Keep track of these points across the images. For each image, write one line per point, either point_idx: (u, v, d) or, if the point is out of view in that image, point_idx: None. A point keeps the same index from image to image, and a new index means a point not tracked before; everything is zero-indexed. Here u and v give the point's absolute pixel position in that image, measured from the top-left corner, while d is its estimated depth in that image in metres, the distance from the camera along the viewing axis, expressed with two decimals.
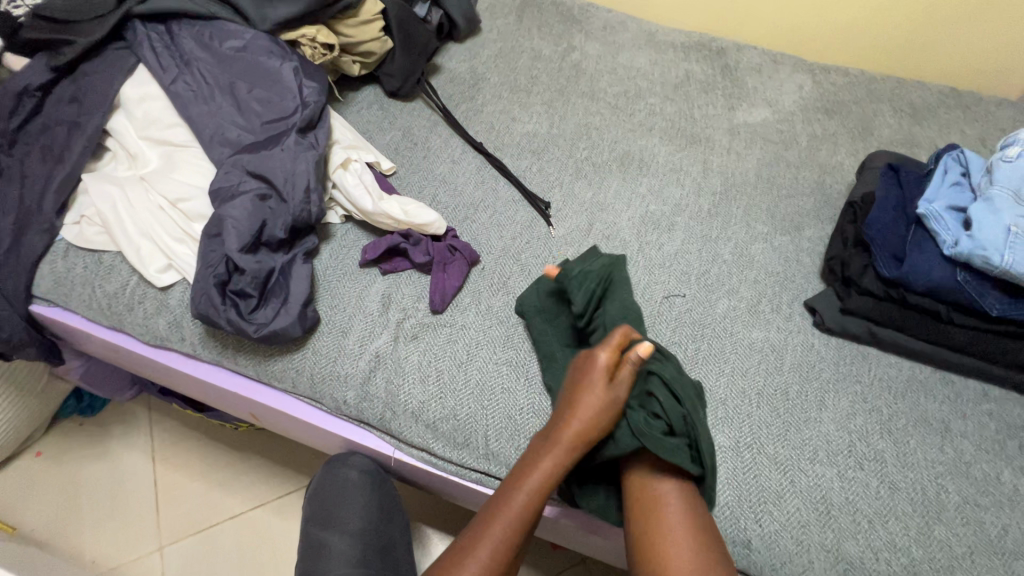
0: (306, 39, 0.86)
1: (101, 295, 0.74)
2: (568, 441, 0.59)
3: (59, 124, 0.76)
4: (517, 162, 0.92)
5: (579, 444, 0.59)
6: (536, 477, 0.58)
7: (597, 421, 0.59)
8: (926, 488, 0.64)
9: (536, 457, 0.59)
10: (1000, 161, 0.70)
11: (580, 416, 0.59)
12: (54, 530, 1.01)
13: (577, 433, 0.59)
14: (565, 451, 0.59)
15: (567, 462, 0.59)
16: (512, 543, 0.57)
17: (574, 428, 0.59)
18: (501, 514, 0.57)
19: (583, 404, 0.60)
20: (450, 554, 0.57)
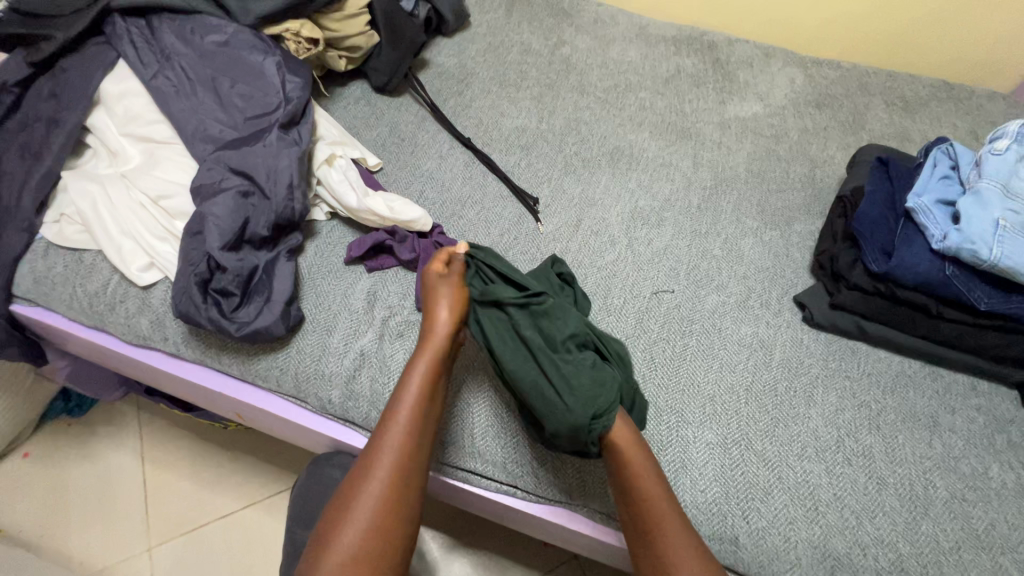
0: (290, 33, 0.85)
1: (82, 294, 0.73)
2: (427, 351, 0.62)
3: (37, 120, 0.75)
4: (506, 158, 0.91)
5: (438, 350, 0.63)
6: (413, 392, 0.60)
7: (450, 326, 0.64)
8: (914, 483, 0.64)
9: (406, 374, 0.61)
10: (989, 154, 0.70)
11: (434, 328, 0.63)
12: (42, 532, 1.00)
13: (434, 341, 0.63)
14: (430, 363, 0.62)
15: (436, 371, 0.62)
16: (406, 458, 0.57)
17: (431, 340, 0.63)
18: (388, 438, 0.57)
19: (434, 319, 0.64)
20: (347, 493, 0.56)
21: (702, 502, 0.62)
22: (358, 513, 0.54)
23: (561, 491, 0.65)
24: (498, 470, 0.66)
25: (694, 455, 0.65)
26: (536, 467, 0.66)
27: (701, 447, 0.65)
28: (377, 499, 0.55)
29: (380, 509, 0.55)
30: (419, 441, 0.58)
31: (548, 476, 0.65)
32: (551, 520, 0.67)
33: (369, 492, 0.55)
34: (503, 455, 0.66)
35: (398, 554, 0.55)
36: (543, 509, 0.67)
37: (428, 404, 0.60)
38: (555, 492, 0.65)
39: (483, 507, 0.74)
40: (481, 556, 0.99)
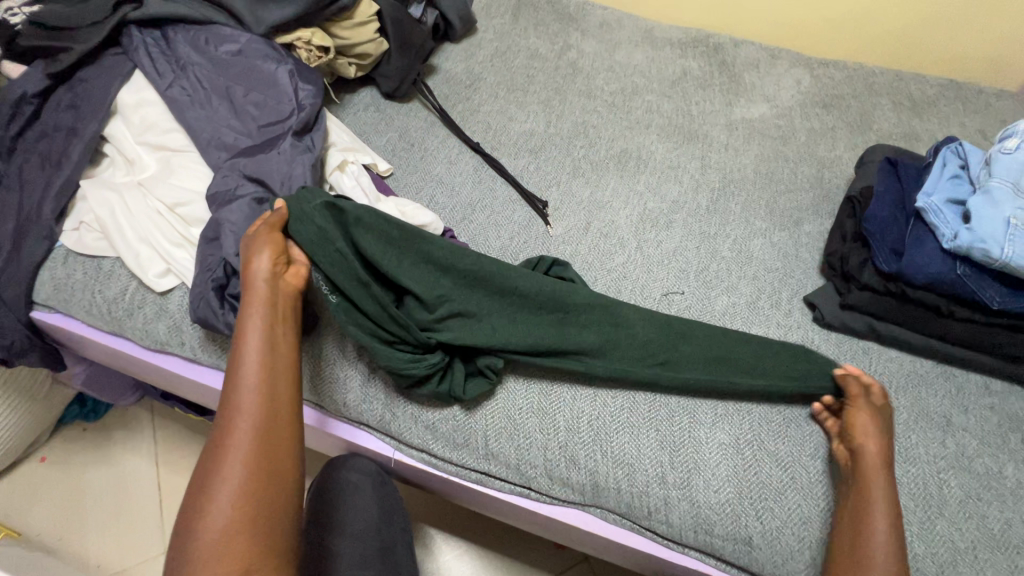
0: (301, 42, 0.86)
1: (101, 300, 0.75)
2: (255, 308, 0.60)
3: (57, 130, 0.77)
4: (515, 162, 0.92)
5: (271, 305, 0.61)
6: (251, 353, 0.58)
7: (269, 277, 0.61)
8: (928, 483, 0.64)
9: (242, 337, 0.59)
10: (999, 153, 0.70)
11: (254, 286, 0.61)
12: (59, 535, 1.02)
13: (258, 296, 0.60)
14: (259, 319, 0.60)
15: (268, 325, 0.60)
16: (258, 418, 0.55)
17: (254, 298, 0.60)
18: (232, 409, 0.55)
19: (252, 275, 0.61)
20: (205, 473, 0.53)
21: (716, 502, 0.63)
22: (221, 488, 0.52)
23: (578, 491, 0.66)
24: (512, 472, 0.67)
25: (704, 454, 0.65)
26: (551, 467, 0.66)
27: (714, 446, 0.66)
28: (239, 466, 0.53)
29: (244, 475, 0.53)
30: (271, 399, 0.57)
31: (561, 477, 0.66)
32: (565, 520, 0.67)
33: (228, 463, 0.53)
34: (516, 457, 0.67)
35: (279, 507, 0.53)
36: (563, 509, 0.68)
37: (270, 358, 0.59)
38: (570, 492, 0.66)
39: (497, 509, 0.75)
40: (492, 558, 0.99)
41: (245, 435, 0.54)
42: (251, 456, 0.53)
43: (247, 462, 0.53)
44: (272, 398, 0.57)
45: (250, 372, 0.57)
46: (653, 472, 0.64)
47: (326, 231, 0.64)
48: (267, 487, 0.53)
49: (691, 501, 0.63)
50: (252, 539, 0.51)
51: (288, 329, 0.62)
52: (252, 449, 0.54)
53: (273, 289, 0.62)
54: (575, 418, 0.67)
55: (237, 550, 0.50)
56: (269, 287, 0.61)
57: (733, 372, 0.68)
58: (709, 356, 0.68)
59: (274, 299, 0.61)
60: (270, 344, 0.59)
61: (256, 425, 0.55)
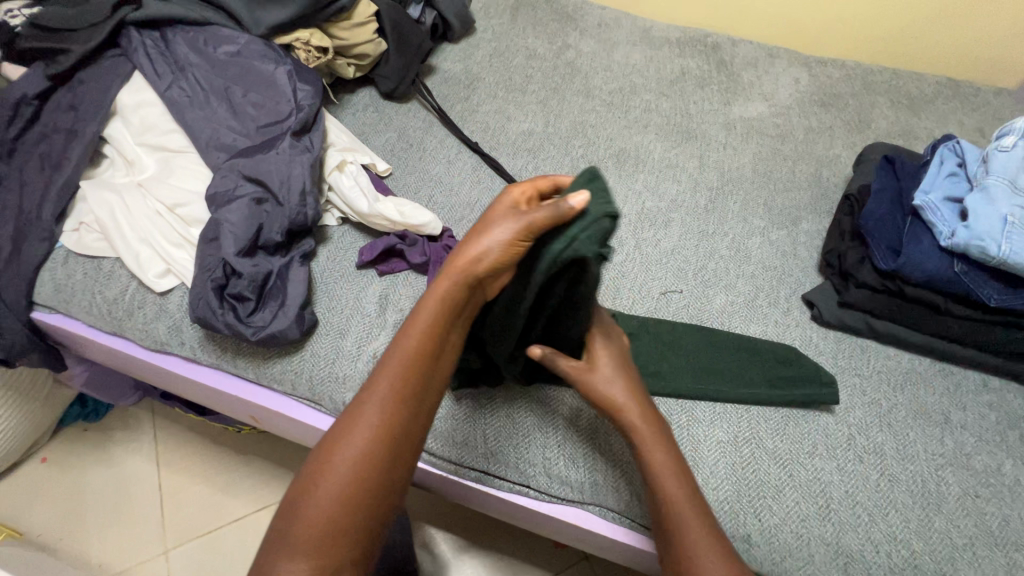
0: (300, 42, 0.86)
1: (101, 301, 0.75)
2: (425, 314, 0.56)
3: (57, 132, 0.77)
4: (513, 161, 0.92)
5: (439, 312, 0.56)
6: (404, 356, 0.55)
7: (460, 288, 0.56)
8: (926, 480, 0.64)
9: (405, 336, 0.56)
10: (996, 150, 0.70)
11: (439, 285, 0.56)
12: (60, 536, 1.02)
13: (428, 308, 0.56)
14: (425, 326, 0.55)
15: (443, 316, 0.56)
16: (386, 427, 0.53)
17: (430, 300, 0.56)
18: (367, 402, 0.54)
19: (445, 279, 0.56)
20: (323, 453, 0.53)
21: (714, 499, 0.63)
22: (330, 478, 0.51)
23: (575, 489, 0.66)
24: (511, 471, 0.67)
25: (703, 453, 0.65)
26: (549, 465, 0.66)
27: (711, 445, 0.66)
28: (371, 439, 0.52)
29: (353, 477, 0.51)
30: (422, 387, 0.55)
31: (559, 475, 0.66)
32: (564, 519, 0.68)
33: (341, 455, 0.52)
34: (514, 455, 0.67)
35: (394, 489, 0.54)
36: (561, 508, 0.68)
37: (417, 368, 0.55)
38: (568, 491, 0.66)
39: (497, 509, 0.75)
40: (493, 557, 0.99)
41: (366, 436, 0.52)
42: (363, 461, 0.52)
43: (364, 466, 0.52)
44: (404, 410, 0.54)
45: (390, 373, 0.54)
46: None
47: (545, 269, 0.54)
48: (366, 499, 0.51)
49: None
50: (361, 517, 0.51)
51: (448, 345, 0.57)
52: (366, 455, 0.52)
53: (452, 308, 0.56)
54: (575, 417, 0.68)
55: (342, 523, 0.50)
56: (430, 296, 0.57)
57: (722, 384, 0.69)
58: (701, 368, 0.71)
59: (449, 309, 0.56)
60: (427, 356, 0.55)
61: (378, 432, 0.53)
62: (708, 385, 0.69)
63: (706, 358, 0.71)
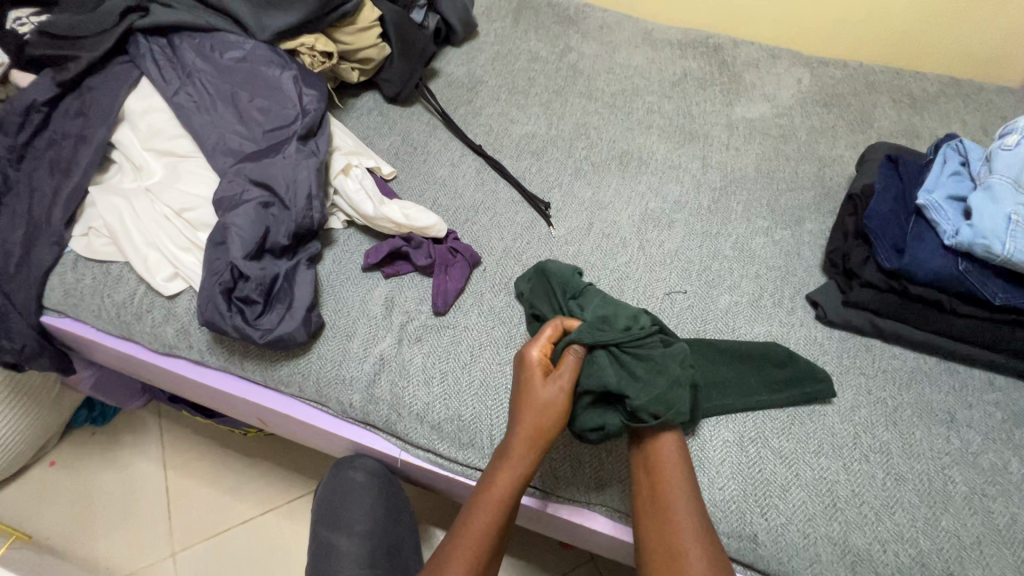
0: (305, 48, 0.87)
1: (110, 304, 0.76)
2: (529, 433, 0.60)
3: (66, 138, 0.78)
4: (517, 164, 0.93)
5: (541, 428, 0.60)
6: (500, 487, 0.60)
7: (559, 406, 0.61)
8: (933, 479, 0.64)
9: (494, 473, 0.60)
10: (999, 149, 0.70)
11: (532, 395, 0.62)
12: (69, 539, 1.02)
13: (540, 427, 0.60)
14: (524, 456, 0.60)
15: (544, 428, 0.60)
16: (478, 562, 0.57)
17: (526, 425, 0.60)
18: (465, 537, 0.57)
19: (542, 398, 0.61)
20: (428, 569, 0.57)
21: (719, 499, 0.63)
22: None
23: (582, 490, 0.66)
24: None
25: (709, 454, 0.65)
26: (557, 466, 0.66)
27: (717, 445, 0.66)
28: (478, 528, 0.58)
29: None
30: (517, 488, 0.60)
31: (566, 473, 0.66)
32: (570, 519, 0.68)
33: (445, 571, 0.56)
34: None
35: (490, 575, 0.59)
36: (570, 509, 0.68)
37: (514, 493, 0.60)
38: (577, 492, 0.66)
39: None
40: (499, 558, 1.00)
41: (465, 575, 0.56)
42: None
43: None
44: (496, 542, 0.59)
45: (476, 517, 0.59)
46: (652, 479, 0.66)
47: (665, 395, 0.61)
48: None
49: None
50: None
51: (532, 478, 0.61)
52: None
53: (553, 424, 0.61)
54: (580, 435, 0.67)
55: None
56: (529, 368, 0.63)
57: (726, 397, 0.68)
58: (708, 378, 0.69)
59: (552, 425, 0.61)
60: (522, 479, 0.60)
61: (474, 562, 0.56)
62: (714, 400, 0.68)
63: (708, 370, 0.70)
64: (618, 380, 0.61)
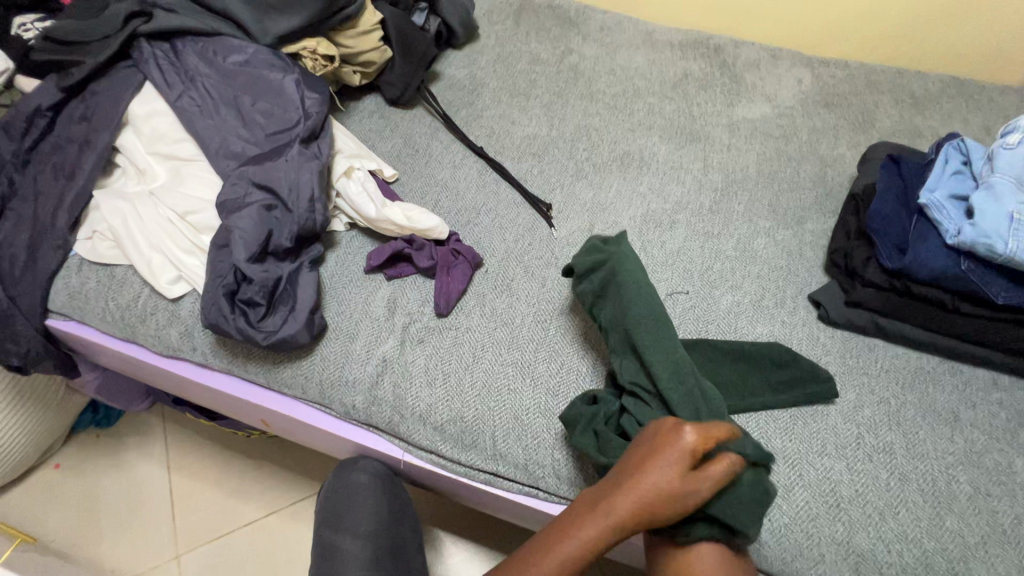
0: (307, 51, 0.87)
1: (115, 307, 0.76)
2: (633, 515, 0.52)
3: (70, 142, 0.79)
4: (518, 165, 0.93)
5: (653, 514, 0.51)
6: (576, 546, 0.53)
7: (682, 507, 0.52)
8: (936, 479, 0.64)
9: (576, 531, 0.53)
10: (1001, 148, 0.70)
11: (660, 483, 0.51)
12: (74, 541, 1.03)
13: (649, 518, 0.51)
14: (616, 531, 0.52)
15: (654, 514, 0.51)
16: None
17: (635, 509, 0.52)
18: None
19: (670, 490, 0.51)
20: None
21: None
22: None
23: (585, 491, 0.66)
24: (520, 473, 0.67)
25: None
26: (558, 466, 0.66)
27: None
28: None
29: None
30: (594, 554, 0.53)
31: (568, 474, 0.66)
32: None
33: None
34: (524, 457, 0.67)
35: None
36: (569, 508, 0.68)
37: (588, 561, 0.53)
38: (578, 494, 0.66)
39: (506, 510, 0.75)
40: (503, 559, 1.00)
41: None
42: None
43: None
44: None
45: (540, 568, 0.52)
46: None
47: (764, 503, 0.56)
48: None
49: None
50: None
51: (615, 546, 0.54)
52: None
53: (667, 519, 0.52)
54: None
55: None
56: (677, 457, 0.52)
57: (728, 397, 0.68)
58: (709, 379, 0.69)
59: (663, 520, 0.52)
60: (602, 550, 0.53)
61: None
62: None
63: (709, 371, 0.70)
64: (730, 501, 0.54)
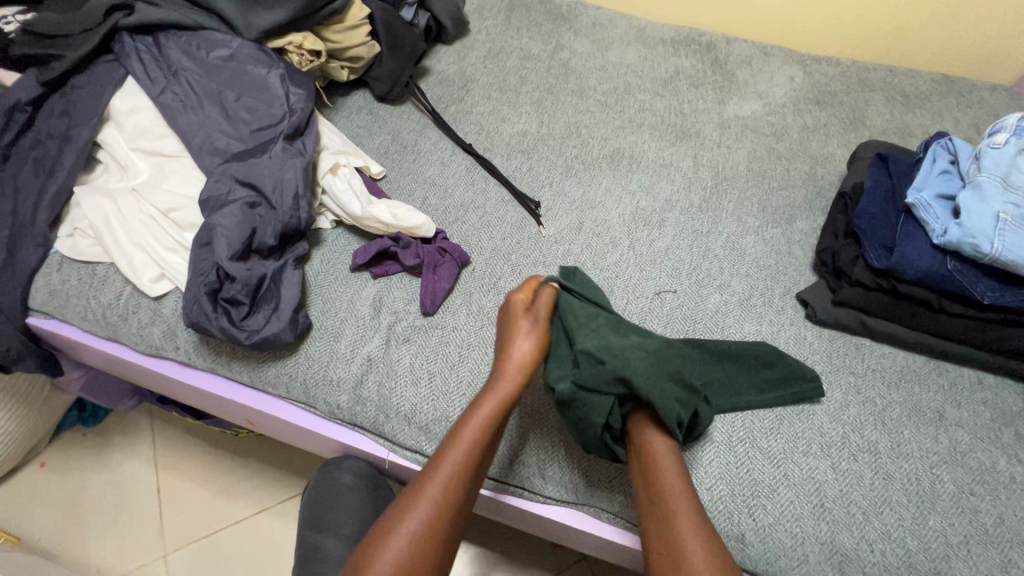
0: (293, 46, 0.86)
1: (96, 305, 0.75)
2: (516, 365, 0.64)
3: (51, 138, 0.77)
4: (507, 163, 0.92)
5: (524, 356, 0.65)
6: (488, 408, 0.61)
7: (533, 352, 0.65)
8: (921, 478, 0.64)
9: (482, 400, 0.62)
10: (989, 147, 0.70)
11: (520, 326, 0.67)
12: (60, 540, 1.02)
13: (514, 368, 0.64)
14: (509, 375, 0.63)
15: (526, 350, 0.65)
16: (460, 488, 0.57)
17: (513, 356, 0.65)
18: (450, 460, 0.58)
19: (523, 333, 0.67)
20: (402, 503, 0.56)
21: (707, 499, 0.63)
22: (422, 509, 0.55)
23: (570, 491, 0.66)
24: (505, 473, 0.67)
25: (705, 469, 0.64)
26: (543, 466, 0.66)
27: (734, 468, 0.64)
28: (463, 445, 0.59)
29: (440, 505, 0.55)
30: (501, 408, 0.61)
31: (553, 474, 0.66)
32: (557, 519, 0.68)
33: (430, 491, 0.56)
34: (510, 456, 0.67)
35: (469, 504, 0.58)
36: (557, 509, 0.68)
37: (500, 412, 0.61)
38: (562, 492, 0.66)
39: (492, 509, 0.75)
40: (492, 558, 1.00)
41: (452, 488, 0.56)
42: (417, 548, 0.53)
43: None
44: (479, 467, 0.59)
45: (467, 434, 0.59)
46: None
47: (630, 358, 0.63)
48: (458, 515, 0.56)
49: None
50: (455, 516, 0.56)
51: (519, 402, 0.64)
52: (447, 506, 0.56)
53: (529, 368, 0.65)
54: (607, 489, 0.65)
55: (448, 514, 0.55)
56: (511, 317, 0.69)
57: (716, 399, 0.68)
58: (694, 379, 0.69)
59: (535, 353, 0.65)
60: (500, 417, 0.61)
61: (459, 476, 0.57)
62: None
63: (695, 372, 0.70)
64: (593, 381, 0.62)
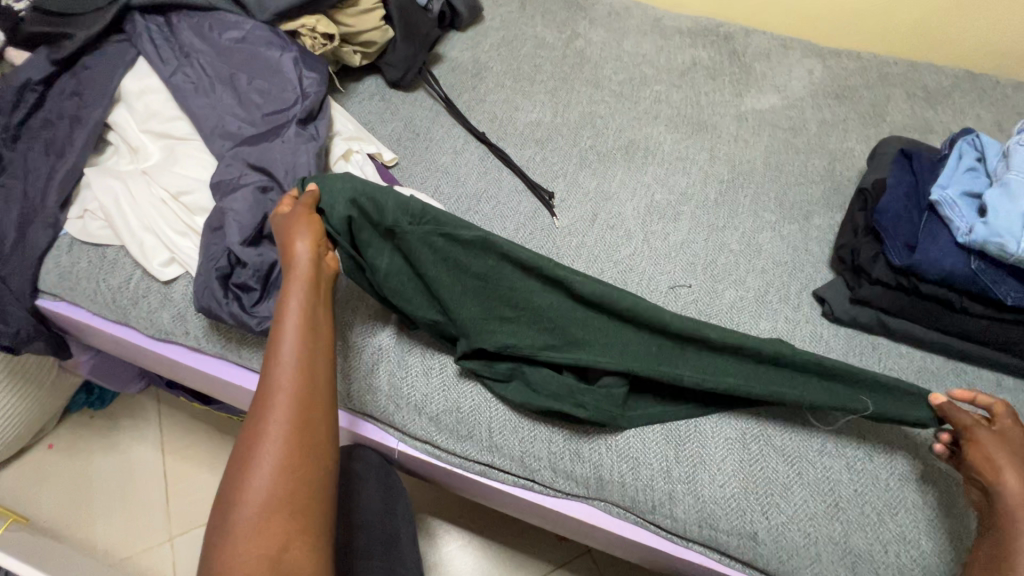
0: (305, 29, 0.85)
1: (106, 288, 0.75)
2: (300, 268, 0.57)
3: (61, 118, 0.76)
4: (520, 152, 0.91)
5: (308, 257, 0.58)
6: (290, 322, 0.55)
7: (313, 248, 0.59)
8: (939, 480, 0.63)
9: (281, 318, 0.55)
10: (1018, 145, 0.68)
11: (295, 229, 0.60)
12: (67, 522, 1.03)
13: (302, 275, 0.57)
14: (301, 281, 0.57)
15: (313, 253, 0.59)
16: (297, 410, 0.51)
17: (295, 264, 0.58)
18: (271, 390, 0.52)
19: (298, 236, 0.59)
20: (242, 451, 0.50)
21: (720, 497, 0.62)
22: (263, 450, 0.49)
23: (581, 485, 0.66)
24: (518, 466, 0.67)
25: (716, 467, 0.63)
26: (555, 460, 0.66)
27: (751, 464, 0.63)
28: (283, 369, 0.53)
29: (285, 436, 0.50)
30: (308, 318, 0.55)
31: (565, 468, 0.65)
32: (567, 513, 0.67)
33: (267, 429, 0.50)
34: (520, 449, 0.66)
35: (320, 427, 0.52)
36: (569, 503, 0.68)
37: (312, 320, 0.55)
38: (573, 486, 0.66)
39: (502, 501, 0.74)
40: (497, 549, 1.00)
41: (287, 414, 0.51)
42: (284, 490, 0.48)
43: (299, 563, 0.46)
44: (315, 383, 0.53)
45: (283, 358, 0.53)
46: (658, 465, 0.64)
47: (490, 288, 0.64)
48: (306, 441, 0.51)
49: (707, 525, 0.62)
50: (301, 443, 0.50)
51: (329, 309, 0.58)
52: (287, 433, 0.50)
53: (316, 268, 0.58)
54: (620, 483, 0.64)
55: (292, 443, 0.50)
56: (281, 220, 0.61)
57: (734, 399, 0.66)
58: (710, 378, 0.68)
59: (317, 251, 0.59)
60: (311, 326, 0.55)
61: (292, 402, 0.51)
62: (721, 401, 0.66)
63: None
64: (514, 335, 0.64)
